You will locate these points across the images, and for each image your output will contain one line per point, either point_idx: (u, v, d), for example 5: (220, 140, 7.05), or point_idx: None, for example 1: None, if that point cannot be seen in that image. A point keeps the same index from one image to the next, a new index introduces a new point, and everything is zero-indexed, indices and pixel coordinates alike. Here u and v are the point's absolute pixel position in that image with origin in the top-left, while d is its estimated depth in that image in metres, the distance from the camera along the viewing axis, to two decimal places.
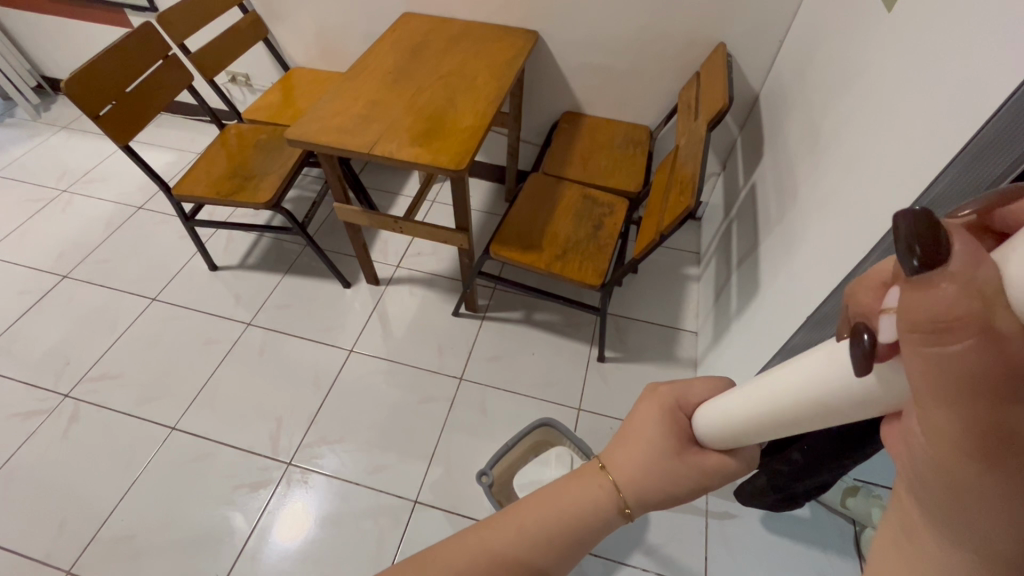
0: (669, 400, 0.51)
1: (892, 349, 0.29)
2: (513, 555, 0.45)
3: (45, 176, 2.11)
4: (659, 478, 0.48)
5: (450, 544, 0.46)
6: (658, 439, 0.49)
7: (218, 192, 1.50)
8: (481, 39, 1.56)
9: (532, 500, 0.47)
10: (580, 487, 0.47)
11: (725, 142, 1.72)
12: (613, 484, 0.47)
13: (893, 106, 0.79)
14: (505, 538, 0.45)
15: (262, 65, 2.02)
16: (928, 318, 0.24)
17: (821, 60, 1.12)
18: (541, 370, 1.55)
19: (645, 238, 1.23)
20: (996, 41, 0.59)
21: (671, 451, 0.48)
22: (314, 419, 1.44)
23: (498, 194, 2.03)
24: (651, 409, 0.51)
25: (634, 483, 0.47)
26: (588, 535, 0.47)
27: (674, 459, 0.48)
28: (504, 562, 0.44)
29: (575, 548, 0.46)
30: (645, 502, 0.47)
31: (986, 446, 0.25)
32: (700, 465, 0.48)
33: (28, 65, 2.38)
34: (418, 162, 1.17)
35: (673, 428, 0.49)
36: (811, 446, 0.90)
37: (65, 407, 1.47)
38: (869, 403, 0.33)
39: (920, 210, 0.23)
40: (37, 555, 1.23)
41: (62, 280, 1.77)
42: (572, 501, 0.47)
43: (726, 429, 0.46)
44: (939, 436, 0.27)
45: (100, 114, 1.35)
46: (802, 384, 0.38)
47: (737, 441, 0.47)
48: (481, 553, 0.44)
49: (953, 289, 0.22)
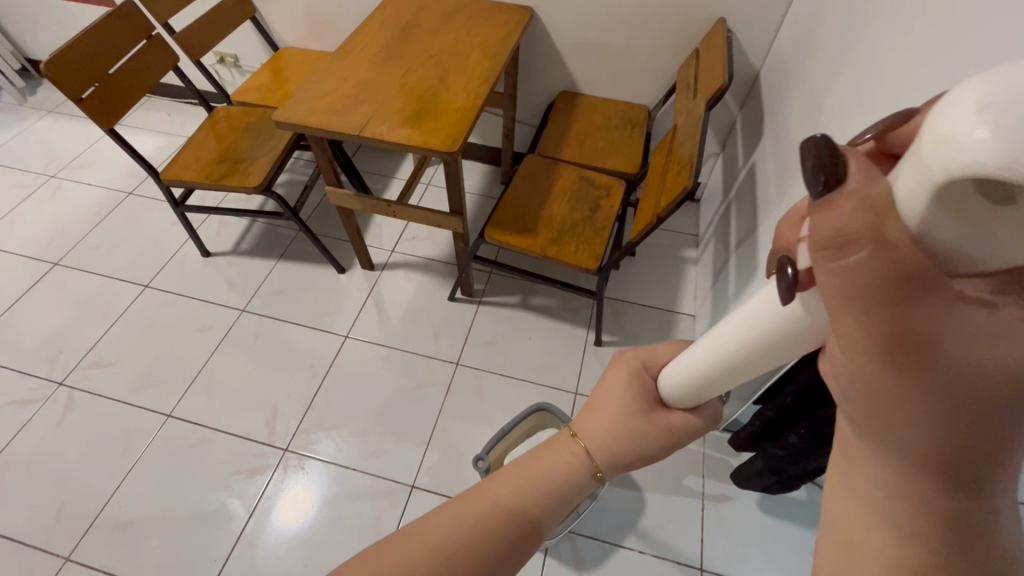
0: (635, 363, 0.54)
1: (812, 276, 0.31)
2: (487, 530, 0.43)
3: (34, 161, 2.07)
4: (629, 439, 0.49)
5: (420, 525, 0.43)
6: (628, 403, 0.51)
7: (207, 176, 1.47)
8: (473, 16, 1.51)
9: (505, 473, 0.47)
10: (552, 453, 0.48)
11: (724, 122, 1.69)
12: (585, 451, 0.48)
13: (895, 84, 0.76)
14: (477, 511, 0.44)
15: (251, 45, 1.97)
16: (830, 234, 0.25)
17: (824, 36, 1.09)
18: (538, 354, 1.54)
19: (641, 220, 1.20)
20: (1009, 12, 0.56)
21: (637, 410, 0.50)
22: (309, 406, 1.44)
23: (493, 176, 2.01)
24: (620, 374, 0.52)
25: (605, 446, 0.48)
26: (562, 501, 0.47)
27: (641, 419, 0.50)
28: (476, 535, 0.43)
29: (550, 514, 0.46)
30: (615, 467, 0.49)
31: (898, 353, 0.27)
32: (667, 424, 0.50)
33: (12, 47, 2.33)
34: (410, 145, 1.14)
35: (641, 390, 0.51)
36: (809, 429, 0.92)
37: (60, 394, 1.46)
38: (809, 333, 0.35)
39: (819, 135, 0.25)
40: (36, 541, 1.23)
41: (54, 267, 1.75)
42: (545, 468, 0.47)
43: (686, 384, 0.49)
44: (853, 348, 0.29)
45: (82, 96, 1.31)
46: (747, 328, 0.41)
47: (704, 394, 0.49)
48: (455, 528, 0.43)
49: (849, 206, 0.24)
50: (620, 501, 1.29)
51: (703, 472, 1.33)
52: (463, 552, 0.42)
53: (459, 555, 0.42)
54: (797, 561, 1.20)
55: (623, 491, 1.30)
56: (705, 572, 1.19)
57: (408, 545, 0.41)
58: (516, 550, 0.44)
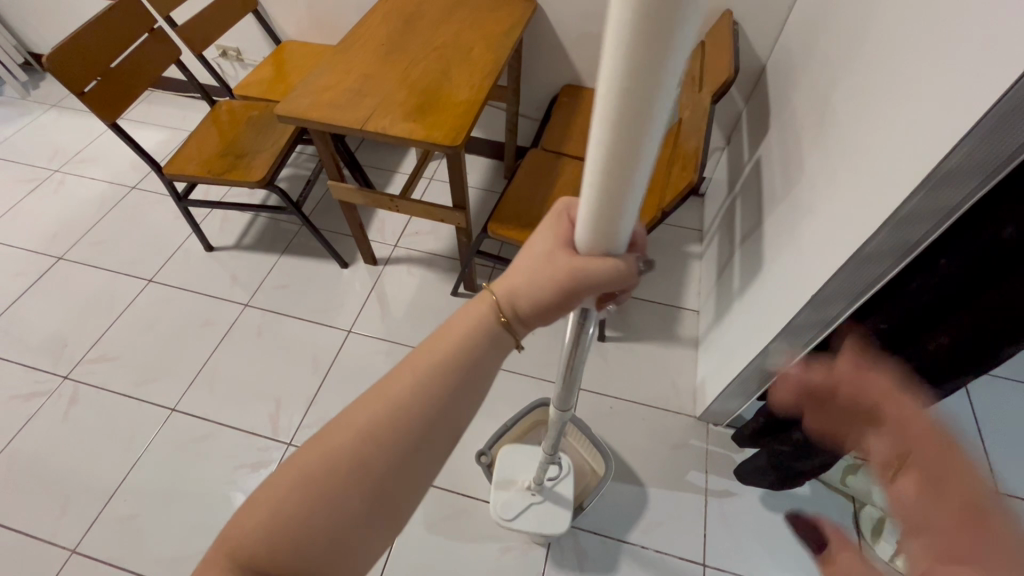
0: (559, 212, 0.49)
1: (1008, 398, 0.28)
2: (408, 398, 0.45)
3: (38, 155, 2.08)
4: (539, 286, 0.47)
5: (349, 412, 0.45)
6: (542, 252, 0.47)
7: (210, 170, 1.47)
8: (476, 9, 1.50)
9: (425, 342, 0.48)
10: (467, 312, 0.48)
11: (730, 115, 1.68)
12: (494, 302, 0.48)
13: (901, 75, 0.76)
14: (400, 382, 0.45)
15: (252, 39, 1.96)
16: None
17: (830, 28, 1.07)
18: (541, 349, 1.54)
19: (646, 215, 1.19)
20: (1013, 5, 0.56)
21: (549, 255, 0.47)
22: (312, 401, 1.44)
23: (496, 171, 2.00)
24: (542, 223, 0.49)
25: (511, 295, 0.47)
26: (479, 359, 0.47)
27: (551, 262, 0.46)
28: (396, 403, 0.44)
29: (465, 374, 0.46)
30: (524, 313, 0.48)
31: None
32: (575, 265, 0.45)
33: (14, 40, 2.32)
34: (413, 138, 1.13)
35: (557, 233, 0.47)
36: (813, 428, 0.94)
37: (65, 388, 1.47)
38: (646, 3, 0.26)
39: None
40: (42, 534, 1.25)
41: (58, 261, 1.75)
42: (461, 329, 0.48)
43: (594, 221, 0.41)
44: None
45: (84, 90, 1.31)
46: (602, 106, 0.33)
47: (607, 223, 0.40)
48: (381, 397, 0.45)
49: None
50: (623, 497, 1.29)
51: (707, 467, 1.32)
52: (384, 420, 0.44)
53: (383, 424, 0.44)
54: (801, 557, 1.20)
55: (627, 486, 1.30)
56: (708, 568, 1.19)
57: (343, 418, 0.45)
58: (437, 412, 0.45)
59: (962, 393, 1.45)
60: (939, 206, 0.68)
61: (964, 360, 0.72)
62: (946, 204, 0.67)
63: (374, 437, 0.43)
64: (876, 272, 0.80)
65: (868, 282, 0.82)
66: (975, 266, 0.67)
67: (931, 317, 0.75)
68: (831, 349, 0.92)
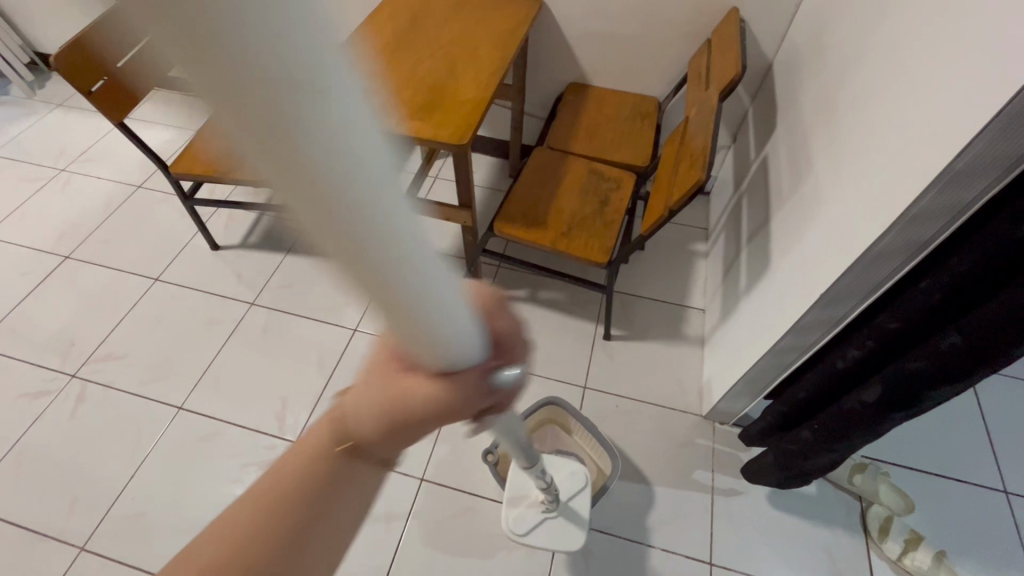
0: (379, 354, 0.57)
1: None
2: (296, 486, 0.59)
3: (44, 154, 2.08)
4: (369, 418, 0.57)
5: (253, 488, 0.60)
6: (367, 394, 0.57)
7: (217, 169, 1.48)
8: (482, 7, 1.49)
9: (294, 446, 0.61)
10: (311, 435, 0.60)
11: (736, 114, 1.67)
12: (333, 432, 0.59)
13: (911, 72, 0.75)
14: (288, 464, 0.60)
15: None
16: None
17: (839, 25, 1.07)
18: (546, 348, 1.53)
19: (653, 213, 1.19)
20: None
21: (375, 393, 0.57)
22: (319, 399, 1.44)
23: (501, 169, 2.00)
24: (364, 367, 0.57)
25: (350, 420, 0.58)
26: (329, 474, 0.59)
27: (376, 401, 0.56)
28: (286, 488, 0.58)
29: (320, 483, 0.59)
30: (359, 440, 0.59)
31: None
32: (401, 399, 0.55)
33: (20, 40, 2.33)
34: (420, 137, 1.13)
35: (378, 376, 0.56)
36: (822, 424, 0.94)
37: (73, 386, 1.48)
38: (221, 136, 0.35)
39: None
40: (51, 531, 1.25)
41: (65, 260, 1.76)
42: (316, 441, 0.60)
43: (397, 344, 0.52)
44: None
45: (91, 89, 1.32)
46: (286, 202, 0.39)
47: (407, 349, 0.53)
48: (279, 477, 0.59)
49: None
50: (630, 496, 1.29)
51: (713, 466, 1.32)
52: (271, 510, 0.57)
53: (275, 504, 0.58)
54: (808, 556, 1.20)
55: (633, 486, 1.30)
56: (714, 567, 1.19)
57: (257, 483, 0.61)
58: (314, 501, 0.59)
59: (971, 393, 1.44)
60: (953, 203, 0.67)
61: (977, 359, 0.71)
62: (958, 202, 0.67)
63: (267, 518, 0.58)
64: (885, 272, 0.79)
65: (879, 281, 0.81)
66: (987, 263, 0.67)
67: (944, 314, 0.75)
68: (839, 349, 0.92)
